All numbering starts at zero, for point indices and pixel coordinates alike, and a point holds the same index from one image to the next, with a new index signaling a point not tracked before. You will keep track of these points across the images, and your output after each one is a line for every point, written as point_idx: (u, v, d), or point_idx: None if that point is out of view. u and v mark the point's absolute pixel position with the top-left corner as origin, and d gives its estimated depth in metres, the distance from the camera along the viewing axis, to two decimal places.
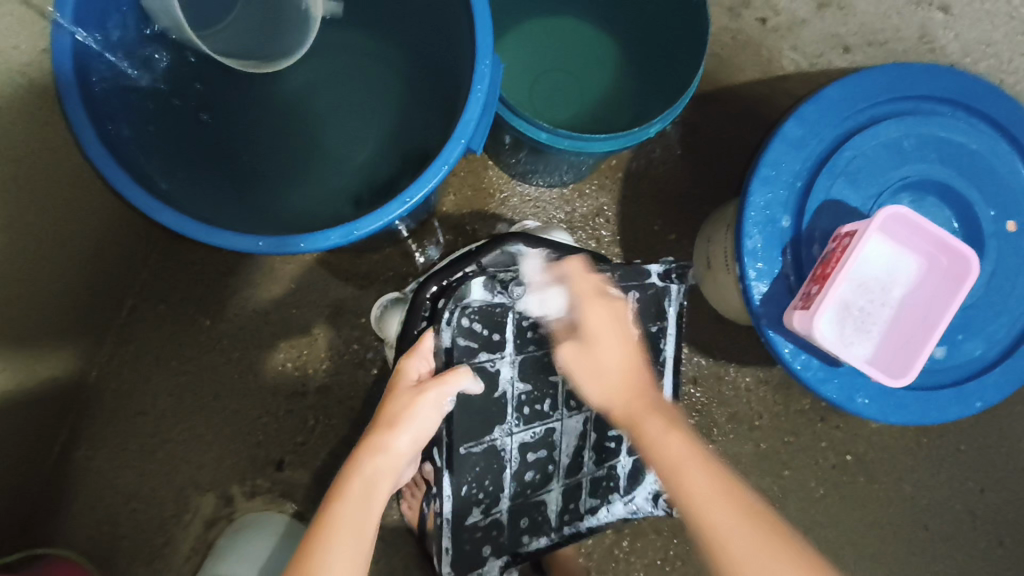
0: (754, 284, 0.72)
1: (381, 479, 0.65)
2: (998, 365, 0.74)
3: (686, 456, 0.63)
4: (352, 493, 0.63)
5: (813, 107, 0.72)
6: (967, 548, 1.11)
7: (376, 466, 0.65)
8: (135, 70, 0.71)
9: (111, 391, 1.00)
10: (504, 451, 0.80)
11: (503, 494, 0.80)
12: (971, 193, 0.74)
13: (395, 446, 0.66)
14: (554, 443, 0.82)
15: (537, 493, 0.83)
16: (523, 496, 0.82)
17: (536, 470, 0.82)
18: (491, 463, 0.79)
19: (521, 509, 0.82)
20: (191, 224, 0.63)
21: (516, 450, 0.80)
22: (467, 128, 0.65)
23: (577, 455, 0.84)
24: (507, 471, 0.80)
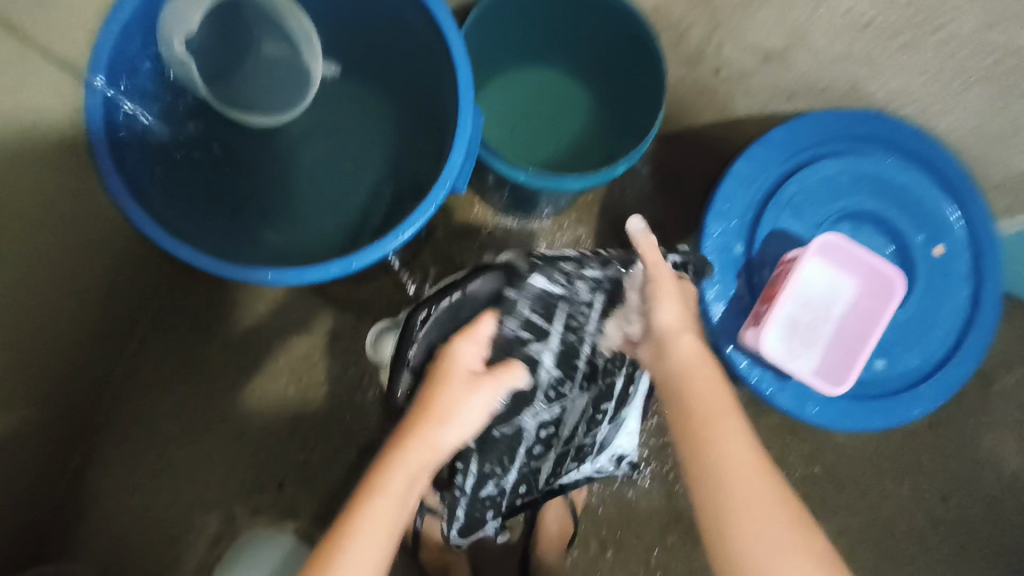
0: (712, 305, 0.81)
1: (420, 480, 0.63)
2: (933, 375, 0.82)
3: (744, 460, 0.61)
4: (393, 489, 0.61)
5: (759, 148, 0.81)
6: (932, 553, 1.17)
7: (413, 463, 0.62)
8: (153, 122, 0.79)
9: (122, 415, 1.07)
10: (523, 429, 0.81)
11: (512, 468, 0.82)
12: (902, 222, 0.83)
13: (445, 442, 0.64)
14: (562, 418, 0.84)
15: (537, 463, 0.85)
16: (527, 468, 0.84)
17: (543, 443, 0.84)
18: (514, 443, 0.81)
19: (523, 478, 0.84)
20: (205, 259, 0.70)
21: (533, 428, 0.82)
22: (452, 172, 0.74)
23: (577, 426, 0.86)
24: (521, 448, 0.82)
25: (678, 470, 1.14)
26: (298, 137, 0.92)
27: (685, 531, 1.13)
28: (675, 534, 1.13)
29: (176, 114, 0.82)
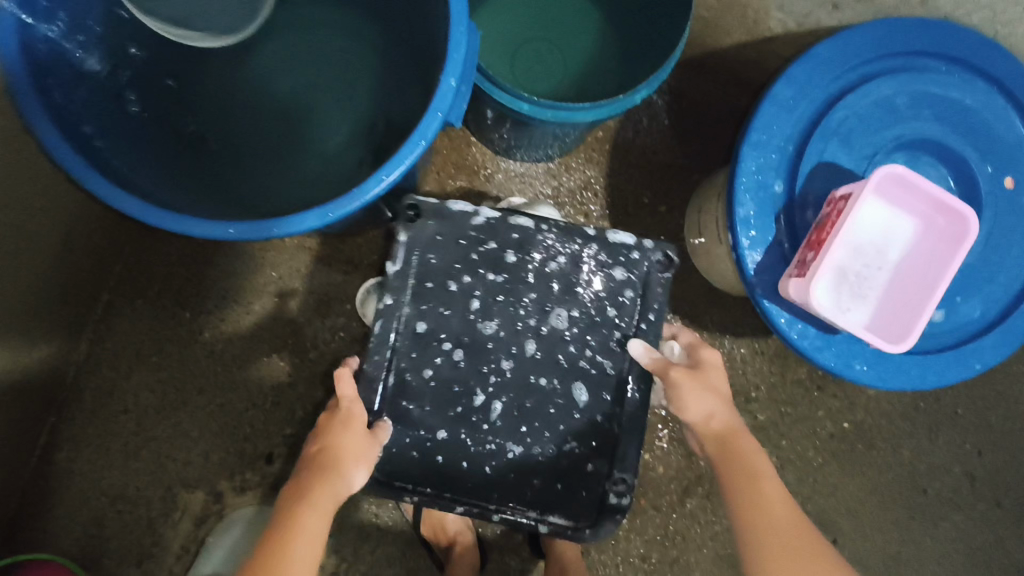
0: (748, 253, 0.70)
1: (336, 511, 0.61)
2: (995, 327, 0.72)
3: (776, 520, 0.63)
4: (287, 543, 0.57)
5: (802, 66, 0.70)
6: (966, 510, 1.10)
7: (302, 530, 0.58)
8: (83, 51, 0.66)
9: (91, 389, 0.98)
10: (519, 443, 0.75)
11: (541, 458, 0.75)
12: (965, 150, 0.72)
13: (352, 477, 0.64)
14: (566, 408, 0.75)
15: (570, 451, 0.75)
16: (564, 463, 0.75)
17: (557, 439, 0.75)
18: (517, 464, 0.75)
19: (567, 474, 0.75)
20: (155, 212, 0.59)
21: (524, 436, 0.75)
22: (445, 100, 0.62)
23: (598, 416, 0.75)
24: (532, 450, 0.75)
25: None
26: (265, 70, 0.80)
27: (706, 495, 1.05)
28: (695, 499, 1.05)
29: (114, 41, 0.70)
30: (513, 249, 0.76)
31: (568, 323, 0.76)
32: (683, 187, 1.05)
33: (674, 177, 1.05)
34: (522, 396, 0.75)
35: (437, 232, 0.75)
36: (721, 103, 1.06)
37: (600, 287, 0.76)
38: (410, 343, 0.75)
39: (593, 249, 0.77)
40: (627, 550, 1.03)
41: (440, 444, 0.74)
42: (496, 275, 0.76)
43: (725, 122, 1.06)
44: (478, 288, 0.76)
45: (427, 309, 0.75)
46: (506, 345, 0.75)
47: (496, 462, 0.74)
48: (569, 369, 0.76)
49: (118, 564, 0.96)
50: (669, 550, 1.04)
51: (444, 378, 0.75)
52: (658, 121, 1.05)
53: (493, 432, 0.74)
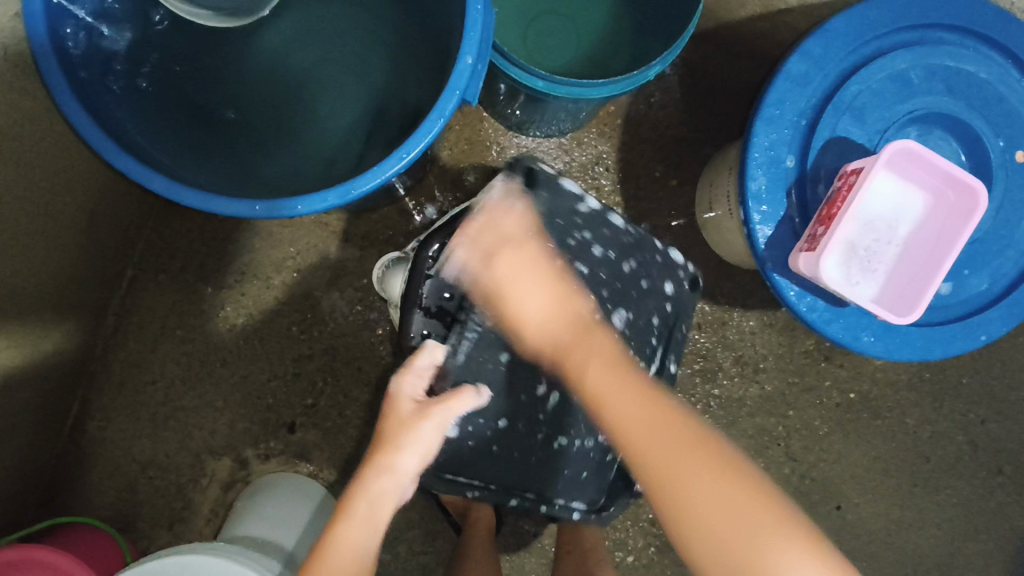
0: (759, 228, 0.71)
1: (383, 496, 0.65)
2: (1001, 300, 0.73)
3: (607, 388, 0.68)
4: (357, 512, 0.64)
5: (817, 41, 0.70)
6: (968, 477, 1.13)
7: (381, 485, 0.65)
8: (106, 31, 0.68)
9: (119, 361, 1.01)
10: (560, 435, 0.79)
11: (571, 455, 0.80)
12: (978, 124, 0.72)
13: (399, 466, 0.66)
14: None
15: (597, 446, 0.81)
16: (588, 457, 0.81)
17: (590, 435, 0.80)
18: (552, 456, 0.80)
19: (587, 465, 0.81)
20: (183, 191, 0.61)
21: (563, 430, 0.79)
22: (462, 77, 0.62)
23: None
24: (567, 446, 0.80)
25: (706, 402, 1.09)
26: (281, 47, 0.81)
27: None
28: None
29: (133, 21, 0.71)
30: (598, 239, 0.79)
31: (624, 324, 0.79)
32: (695, 161, 1.06)
33: (685, 151, 1.06)
34: (571, 383, 0.79)
35: (542, 205, 0.77)
36: (734, 76, 1.06)
37: (651, 296, 0.81)
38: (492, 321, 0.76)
39: (660, 258, 0.81)
40: (638, 515, 1.06)
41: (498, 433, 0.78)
42: (581, 264, 0.78)
43: (737, 95, 1.06)
44: (560, 275, 0.78)
45: (512, 289, 0.76)
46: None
47: (542, 449, 0.80)
48: None
49: (151, 527, 1.00)
50: None
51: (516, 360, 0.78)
52: (670, 95, 1.05)
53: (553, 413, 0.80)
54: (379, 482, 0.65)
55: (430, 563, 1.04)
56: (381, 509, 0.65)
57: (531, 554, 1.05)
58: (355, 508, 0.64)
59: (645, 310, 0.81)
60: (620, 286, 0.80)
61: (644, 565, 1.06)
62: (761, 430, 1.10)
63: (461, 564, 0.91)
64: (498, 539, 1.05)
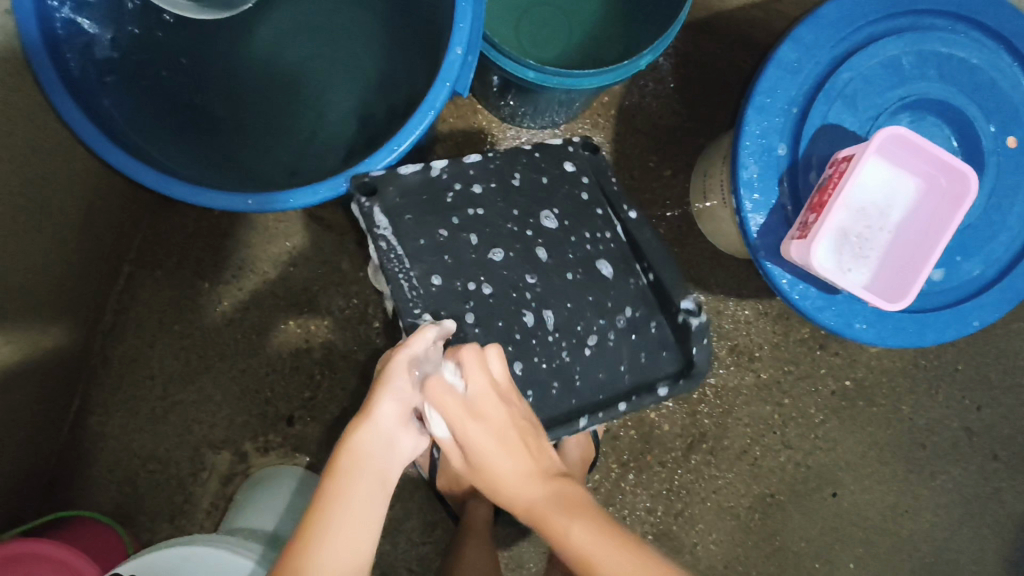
0: (751, 216, 0.71)
1: (368, 453, 0.57)
2: (994, 285, 0.74)
3: (547, 505, 0.60)
4: (342, 471, 0.55)
5: (808, 27, 0.70)
6: (962, 463, 1.14)
7: (366, 439, 0.58)
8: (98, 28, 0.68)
9: (117, 357, 1.01)
10: (575, 342, 0.77)
11: (606, 340, 0.77)
12: (970, 110, 0.72)
13: (380, 416, 0.59)
14: (593, 293, 0.78)
15: (624, 318, 0.79)
16: (624, 332, 0.78)
17: (594, 306, 0.78)
18: (584, 367, 0.76)
19: (632, 345, 0.78)
20: (177, 185, 0.61)
21: (571, 337, 0.77)
22: (452, 69, 0.62)
23: (629, 306, 0.79)
24: (586, 347, 0.77)
25: (702, 391, 1.09)
26: (273, 41, 0.81)
27: (709, 451, 1.09)
28: (699, 454, 1.09)
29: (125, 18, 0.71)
30: (474, 180, 0.78)
31: (557, 222, 0.79)
32: (689, 150, 1.06)
33: (679, 141, 1.06)
34: (562, 295, 0.77)
35: (397, 197, 0.75)
36: (726, 66, 1.06)
37: (580, 217, 0.80)
38: (434, 302, 0.74)
39: (563, 175, 0.81)
40: (634, 504, 1.07)
41: (522, 378, 0.74)
42: (485, 212, 0.78)
43: (729, 85, 1.07)
44: (469, 226, 0.77)
45: (430, 263, 0.75)
46: (524, 266, 0.77)
47: (571, 371, 0.76)
48: (587, 264, 0.79)
49: (151, 521, 1.01)
50: (674, 503, 1.08)
51: (484, 312, 0.75)
52: (663, 85, 1.06)
53: (549, 349, 0.76)
54: (361, 433, 0.58)
55: (429, 553, 1.05)
56: (369, 465, 0.56)
57: (529, 544, 1.06)
58: (337, 469, 0.55)
59: (580, 222, 0.80)
60: (537, 211, 0.79)
61: None
62: (757, 419, 1.10)
63: (459, 554, 0.92)
64: (496, 528, 1.05)
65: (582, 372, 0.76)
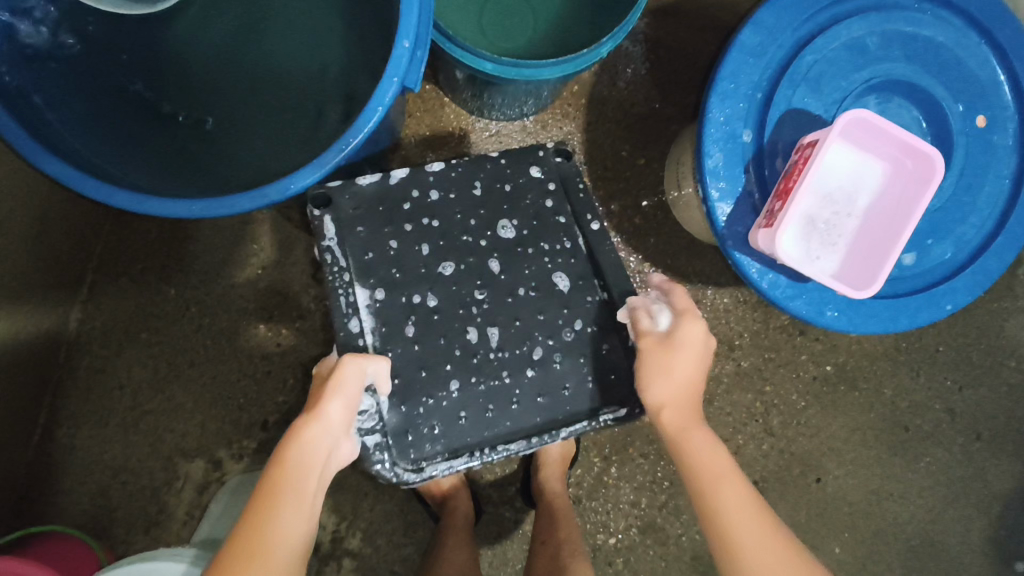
0: (717, 205, 0.70)
1: (313, 449, 0.60)
2: (968, 266, 0.72)
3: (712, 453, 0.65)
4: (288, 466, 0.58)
5: (769, 9, 0.68)
6: (945, 444, 1.13)
7: (310, 436, 0.60)
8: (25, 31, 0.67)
9: (85, 368, 1.00)
10: (515, 362, 0.73)
11: (552, 363, 0.74)
12: (939, 90, 0.70)
13: (327, 414, 0.61)
14: (541, 309, 0.75)
15: (574, 338, 0.75)
16: (569, 351, 0.75)
17: (540, 327, 0.75)
18: (528, 391, 0.73)
19: (577, 364, 0.74)
20: (119, 194, 0.59)
21: (512, 355, 0.73)
22: (399, 64, 0.60)
23: (580, 325, 0.75)
24: (529, 368, 0.73)
25: None
26: (220, 38, 0.78)
27: None
28: None
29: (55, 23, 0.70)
30: (434, 189, 0.77)
31: (514, 232, 0.77)
32: (662, 138, 1.04)
33: (651, 129, 1.04)
34: (506, 310, 0.75)
35: (354, 210, 0.75)
36: (698, 51, 1.05)
37: (541, 222, 0.78)
38: (377, 317, 0.73)
39: (529, 182, 0.79)
40: (617, 497, 1.06)
41: (458, 400, 0.72)
42: (439, 222, 0.76)
43: (701, 70, 1.05)
44: (420, 237, 0.75)
45: (376, 278, 0.73)
46: (472, 279, 0.75)
47: (512, 391, 0.73)
48: (541, 278, 0.76)
49: (126, 532, 0.99)
50: (658, 495, 1.07)
51: (426, 327, 0.73)
52: (633, 73, 1.03)
53: (488, 368, 0.73)
54: (310, 427, 0.60)
55: (411, 554, 1.04)
56: (314, 463, 0.59)
57: (513, 542, 1.05)
58: (288, 462, 0.58)
59: (541, 232, 0.77)
60: (494, 220, 0.77)
61: (627, 546, 1.07)
62: (738, 407, 1.09)
63: (439, 554, 0.91)
64: (478, 527, 1.05)
65: (521, 391, 0.73)
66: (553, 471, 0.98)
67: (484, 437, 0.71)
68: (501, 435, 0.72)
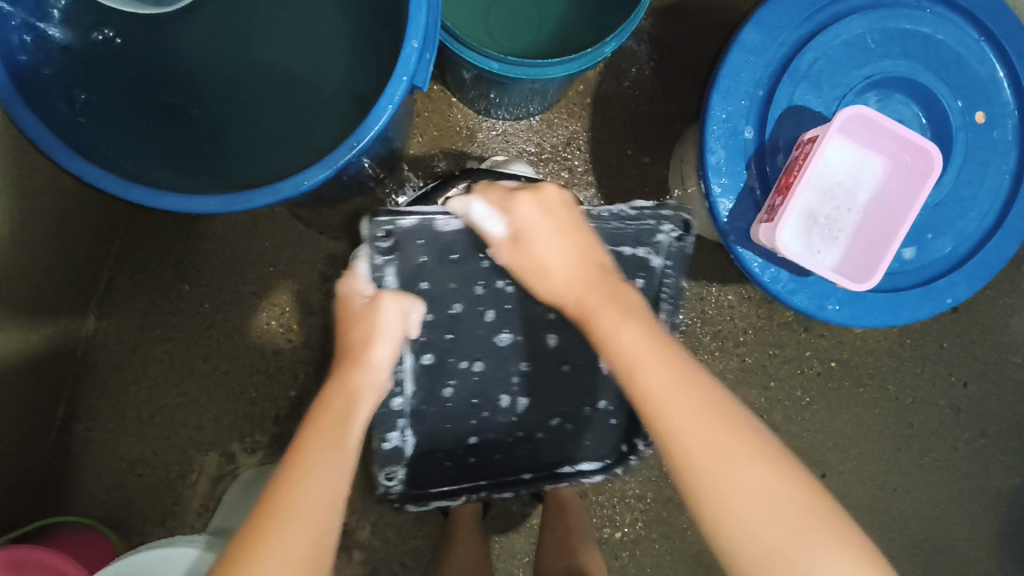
0: (720, 201, 0.71)
1: (362, 390, 0.65)
2: (967, 262, 0.73)
3: (639, 348, 0.60)
4: (336, 406, 0.62)
5: (770, 9, 0.70)
6: (950, 440, 1.14)
7: (358, 379, 0.66)
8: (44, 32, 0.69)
9: (102, 363, 1.02)
10: (533, 429, 0.81)
11: (561, 429, 0.81)
12: (938, 87, 0.72)
13: (373, 358, 0.68)
14: (577, 379, 0.80)
15: (592, 411, 0.81)
16: (583, 424, 0.81)
17: (568, 401, 0.80)
18: (534, 451, 0.82)
19: (584, 433, 0.81)
20: (139, 190, 0.62)
21: (534, 427, 0.81)
22: (408, 64, 0.62)
23: (597, 396, 0.80)
24: (540, 433, 0.81)
25: None
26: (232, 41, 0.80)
27: None
28: None
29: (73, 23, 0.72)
30: None
31: None
32: (665, 137, 1.06)
33: (656, 128, 1.06)
34: (546, 385, 0.80)
35: (422, 256, 0.73)
36: (703, 50, 1.06)
37: None
38: (421, 378, 0.77)
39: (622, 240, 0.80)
40: (624, 492, 1.08)
41: (472, 447, 0.81)
42: (514, 285, 0.76)
43: (704, 70, 1.06)
44: (486, 300, 0.76)
45: (428, 341, 0.76)
46: (524, 353, 0.79)
47: (525, 445, 0.81)
48: (590, 347, 0.79)
49: (142, 524, 1.02)
50: (663, 489, 1.08)
51: (464, 389, 0.79)
52: (638, 73, 1.05)
53: (507, 428, 0.80)
54: (358, 374, 0.66)
55: (420, 547, 1.05)
56: (358, 404, 0.64)
57: (520, 534, 1.06)
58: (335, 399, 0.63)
59: None
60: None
61: (632, 540, 1.08)
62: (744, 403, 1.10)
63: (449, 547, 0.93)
64: (486, 521, 1.06)
65: (527, 452, 0.82)
66: None
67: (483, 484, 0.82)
68: (497, 484, 0.82)
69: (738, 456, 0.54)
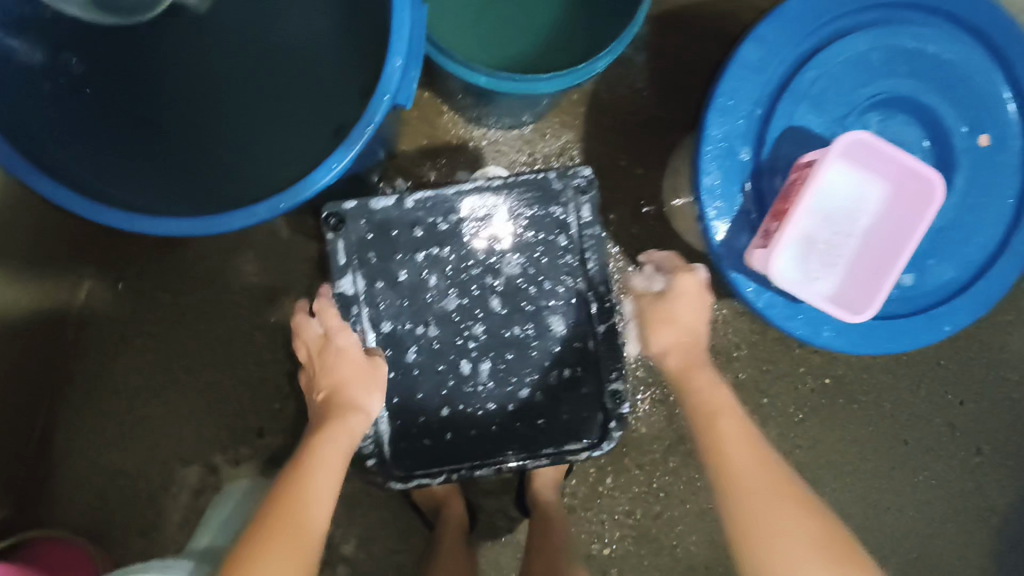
0: (714, 223, 0.69)
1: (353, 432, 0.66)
2: (970, 287, 0.71)
3: (723, 406, 0.67)
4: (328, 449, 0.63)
5: (771, 25, 0.67)
6: (945, 459, 1.12)
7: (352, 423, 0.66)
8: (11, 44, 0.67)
9: (82, 373, 1.00)
10: (496, 395, 0.77)
11: (531, 395, 0.77)
12: (943, 107, 0.69)
13: (367, 407, 0.68)
14: (530, 343, 0.77)
15: (557, 375, 0.78)
16: (551, 391, 0.77)
17: (528, 364, 0.77)
18: (510, 421, 0.77)
19: (553, 402, 0.78)
20: (109, 213, 0.59)
21: (496, 394, 0.77)
22: (390, 82, 0.59)
23: (561, 360, 0.78)
24: (509, 401, 0.77)
25: None
26: (212, 49, 0.77)
27: (687, 454, 1.07)
28: (677, 456, 1.07)
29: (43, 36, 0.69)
30: (443, 217, 0.76)
31: (520, 267, 0.77)
32: (661, 147, 1.03)
33: (652, 138, 1.03)
34: (503, 349, 0.77)
35: (365, 231, 0.75)
36: (702, 58, 1.03)
37: (552, 252, 0.77)
38: (383, 345, 0.76)
39: (549, 217, 0.77)
40: (613, 507, 1.06)
41: (446, 421, 0.77)
42: (449, 251, 0.77)
43: (703, 79, 1.03)
44: (430, 266, 0.76)
45: (386, 308, 0.76)
46: (472, 315, 0.77)
47: (499, 417, 0.77)
48: (534, 313, 0.77)
49: (123, 536, 1.00)
50: (653, 505, 1.07)
51: (428, 356, 0.76)
52: (634, 82, 1.02)
53: (475, 398, 0.77)
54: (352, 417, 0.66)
55: (404, 561, 1.04)
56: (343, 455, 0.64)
57: (507, 551, 1.05)
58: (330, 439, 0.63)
59: (547, 269, 0.77)
60: (504, 254, 0.77)
61: (620, 556, 1.06)
62: None
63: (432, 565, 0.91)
64: (472, 535, 1.04)
65: (500, 421, 0.77)
66: (547, 482, 0.97)
67: (465, 459, 0.77)
68: (477, 459, 0.77)
69: (792, 517, 0.59)
